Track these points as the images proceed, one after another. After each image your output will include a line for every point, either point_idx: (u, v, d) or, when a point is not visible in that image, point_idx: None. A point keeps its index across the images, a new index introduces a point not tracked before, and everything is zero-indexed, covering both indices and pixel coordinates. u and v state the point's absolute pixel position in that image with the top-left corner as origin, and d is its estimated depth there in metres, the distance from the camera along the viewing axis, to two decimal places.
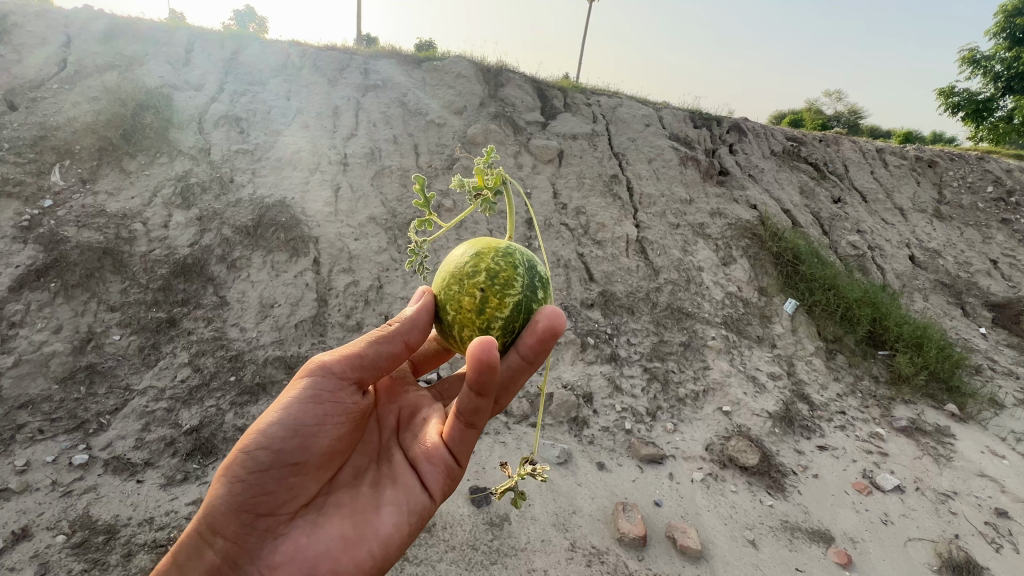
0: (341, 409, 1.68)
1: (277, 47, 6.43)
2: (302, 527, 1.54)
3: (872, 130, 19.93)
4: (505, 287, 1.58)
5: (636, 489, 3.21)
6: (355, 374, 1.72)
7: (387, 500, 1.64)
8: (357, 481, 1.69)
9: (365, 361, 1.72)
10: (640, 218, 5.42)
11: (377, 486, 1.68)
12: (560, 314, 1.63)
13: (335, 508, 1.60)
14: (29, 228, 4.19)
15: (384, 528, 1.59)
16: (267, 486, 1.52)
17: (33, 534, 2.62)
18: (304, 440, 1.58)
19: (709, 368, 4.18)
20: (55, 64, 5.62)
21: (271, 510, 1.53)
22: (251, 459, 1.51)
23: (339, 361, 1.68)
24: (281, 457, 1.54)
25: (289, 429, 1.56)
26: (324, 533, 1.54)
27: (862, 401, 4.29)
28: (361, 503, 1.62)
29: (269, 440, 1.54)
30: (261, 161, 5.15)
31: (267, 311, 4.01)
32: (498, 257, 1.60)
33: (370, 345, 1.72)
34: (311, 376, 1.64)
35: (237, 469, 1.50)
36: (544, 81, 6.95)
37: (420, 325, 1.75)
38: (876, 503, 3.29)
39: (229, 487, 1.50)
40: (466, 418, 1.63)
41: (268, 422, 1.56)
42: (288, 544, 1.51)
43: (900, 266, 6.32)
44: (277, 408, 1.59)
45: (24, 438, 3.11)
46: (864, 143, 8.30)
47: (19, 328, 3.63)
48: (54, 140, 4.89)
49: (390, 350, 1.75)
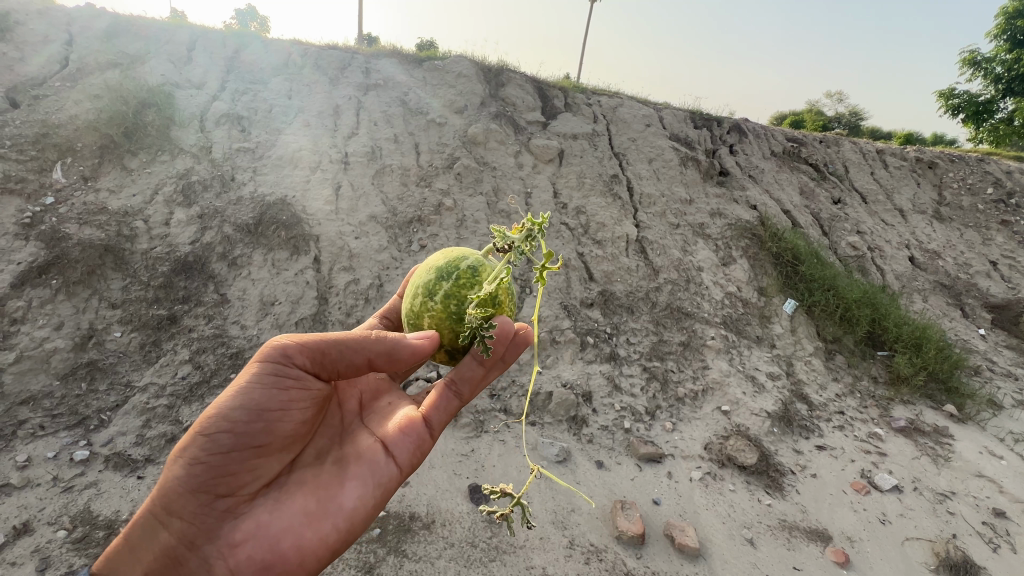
0: (303, 394, 1.68)
1: (279, 46, 6.45)
2: (263, 506, 1.55)
3: (873, 132, 19.98)
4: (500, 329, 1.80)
5: (634, 488, 3.22)
6: (316, 366, 1.69)
7: (351, 476, 1.67)
8: (321, 460, 1.72)
9: (326, 357, 1.66)
10: (639, 218, 5.43)
11: (341, 464, 1.71)
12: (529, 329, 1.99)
13: (298, 485, 1.62)
14: (31, 224, 4.21)
15: (348, 503, 1.63)
16: (229, 467, 1.52)
17: (34, 529, 2.63)
18: (267, 423, 1.58)
19: (709, 367, 4.19)
20: (57, 63, 5.64)
21: (231, 490, 1.53)
22: (212, 442, 1.50)
23: (300, 353, 1.64)
24: (243, 439, 1.54)
25: (251, 413, 1.55)
26: (288, 509, 1.56)
27: (861, 401, 4.31)
28: (325, 480, 1.65)
29: (230, 422, 1.52)
30: (262, 159, 5.17)
31: (267, 309, 4.03)
32: (511, 302, 1.70)
33: (335, 343, 1.65)
34: (271, 362, 1.60)
35: (195, 451, 1.48)
36: (544, 81, 6.97)
37: (394, 352, 1.65)
38: (874, 503, 3.31)
39: (188, 468, 1.48)
40: (458, 387, 1.82)
41: (227, 405, 1.53)
42: (250, 522, 1.52)
43: (900, 267, 6.33)
44: (234, 389, 1.55)
45: (24, 434, 3.12)
46: (865, 144, 8.29)
47: (21, 324, 3.64)
48: (56, 137, 4.90)
49: (355, 358, 1.68)
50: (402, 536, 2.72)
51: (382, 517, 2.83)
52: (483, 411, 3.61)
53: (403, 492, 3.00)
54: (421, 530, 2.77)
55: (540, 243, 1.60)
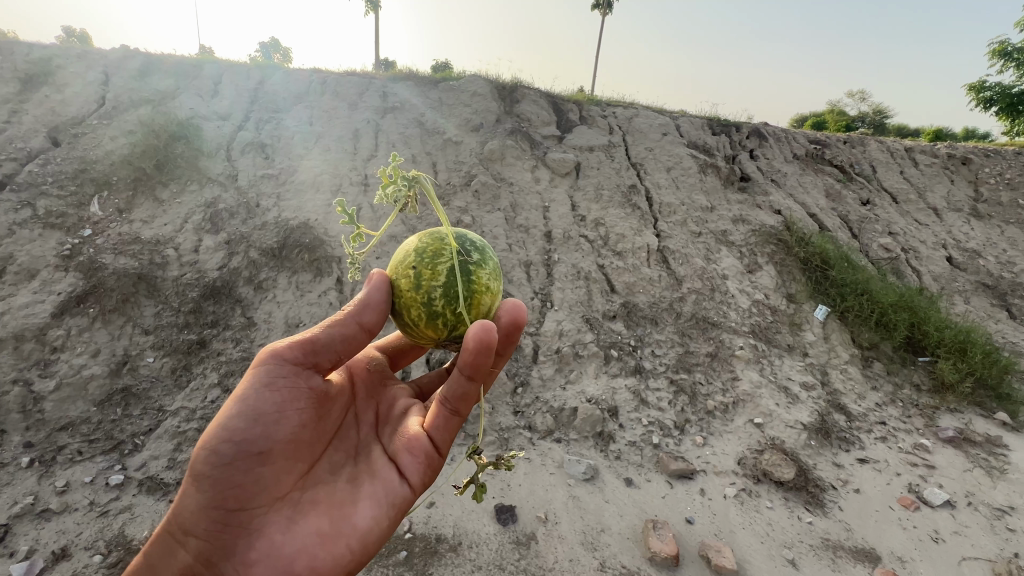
0: (304, 397, 1.65)
1: (299, 75, 6.67)
2: (276, 525, 1.53)
3: (899, 131, 19.50)
4: (440, 254, 1.54)
5: (666, 506, 3.10)
6: (311, 359, 1.68)
7: (364, 495, 1.66)
8: (334, 476, 1.69)
9: (317, 347, 1.68)
10: (660, 228, 5.37)
11: (355, 482, 1.69)
12: (519, 304, 1.75)
13: (311, 504, 1.59)
14: (70, 256, 4.41)
15: (362, 522, 1.62)
16: (236, 481, 1.51)
17: (72, 554, 2.68)
18: (270, 431, 1.55)
19: (739, 379, 4.06)
20: (94, 101, 5.95)
21: (241, 505, 1.51)
22: (215, 454, 1.49)
23: (291, 346, 1.64)
24: (246, 450, 1.52)
25: (251, 419, 1.54)
26: (301, 529, 1.53)
27: (903, 410, 4.11)
28: (338, 498, 1.63)
29: (230, 432, 1.51)
30: (285, 185, 5.31)
31: (293, 331, 4.09)
32: (426, 237, 1.61)
33: (323, 331, 1.68)
34: (262, 362, 1.60)
35: (201, 465, 1.49)
36: (558, 96, 7.03)
37: (375, 305, 1.68)
38: (924, 520, 3.10)
39: (198, 484, 1.49)
40: (452, 404, 1.74)
41: (227, 414, 1.52)
42: (264, 540, 1.50)
43: (937, 268, 6.07)
44: (234, 400, 1.54)
45: (64, 460, 3.22)
46: (892, 143, 8.05)
47: (60, 352, 3.78)
48: (93, 172, 5.16)
49: (343, 333, 1.70)
50: (428, 559, 2.68)
51: (407, 539, 2.80)
52: (508, 429, 3.57)
53: (429, 513, 2.96)
54: (449, 552, 2.72)
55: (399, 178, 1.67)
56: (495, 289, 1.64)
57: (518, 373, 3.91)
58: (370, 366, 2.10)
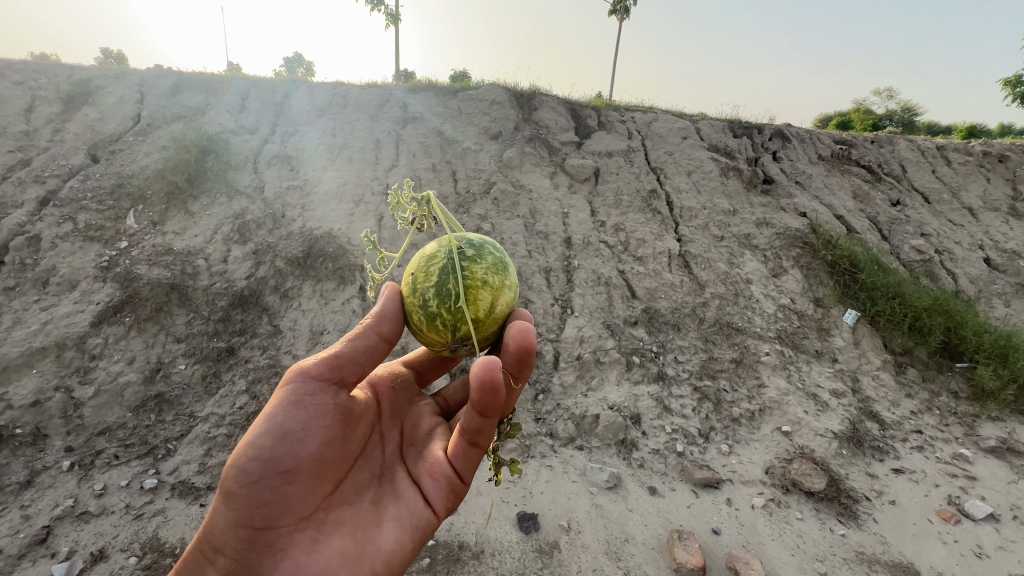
0: (330, 416, 1.68)
1: (323, 88, 6.85)
2: (300, 545, 1.55)
3: (930, 129, 18.90)
4: (434, 257, 1.60)
5: (691, 516, 3.04)
6: (334, 375, 1.73)
7: (388, 518, 1.68)
8: (358, 497, 1.71)
9: (341, 362, 1.74)
10: (681, 232, 5.31)
11: (379, 504, 1.71)
12: (528, 327, 1.59)
13: (336, 525, 1.61)
14: (108, 267, 4.60)
15: (385, 545, 1.64)
16: (263, 500, 1.53)
17: (109, 555, 2.78)
18: (296, 449, 1.59)
19: (765, 386, 3.96)
20: (130, 119, 6.22)
21: (268, 524, 1.53)
22: (245, 472, 1.53)
23: (316, 363, 1.70)
24: (274, 468, 1.55)
25: (279, 437, 1.58)
26: (325, 550, 1.55)
27: (940, 419, 3.96)
28: (362, 520, 1.65)
29: (259, 450, 1.55)
30: (309, 195, 5.44)
31: (317, 338, 4.17)
32: (427, 245, 1.67)
33: (345, 345, 1.75)
34: (291, 380, 1.65)
35: (231, 483, 1.52)
36: (576, 102, 7.04)
37: (390, 315, 1.77)
38: (966, 534, 2.97)
39: (228, 503, 1.52)
40: (470, 437, 1.66)
41: (256, 431, 1.57)
42: (289, 561, 1.52)
43: (974, 270, 5.84)
44: (263, 418, 1.59)
45: (102, 463, 3.34)
46: (923, 141, 7.80)
47: (99, 360, 3.93)
48: (129, 187, 5.38)
49: (364, 345, 1.76)
50: (451, 567, 2.68)
51: (430, 546, 2.80)
52: (529, 436, 3.56)
53: (452, 521, 2.97)
54: (471, 560, 2.72)
55: (404, 199, 1.69)
56: (496, 282, 1.58)
57: (539, 381, 3.91)
58: (396, 384, 2.13)
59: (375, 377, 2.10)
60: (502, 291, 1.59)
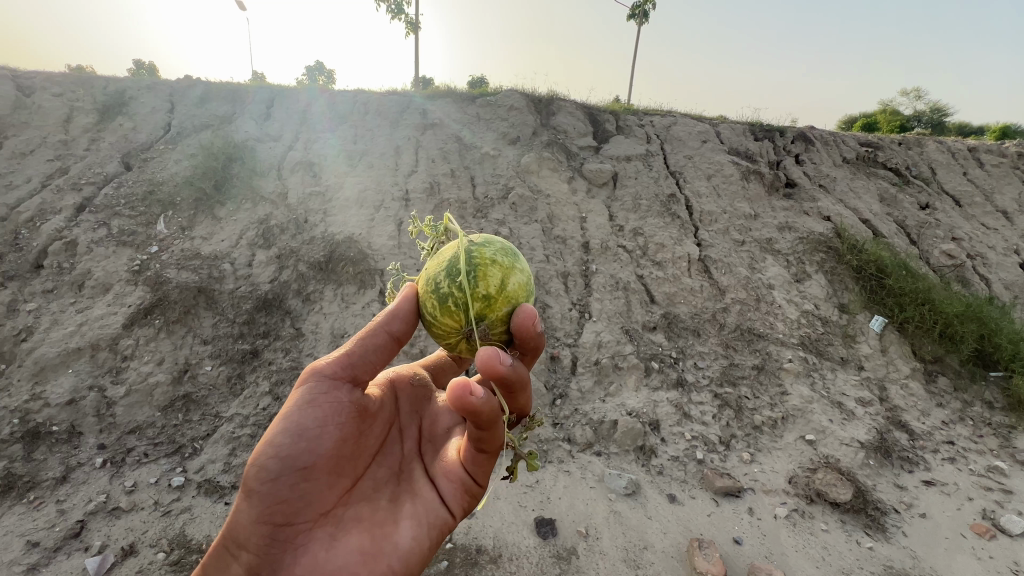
0: (345, 413, 1.70)
1: (345, 96, 7.00)
2: (319, 542, 1.58)
3: (961, 130, 18.34)
4: (445, 251, 1.69)
5: (712, 525, 2.99)
6: (347, 373, 1.75)
7: (406, 516, 1.71)
8: (376, 495, 1.74)
9: (353, 360, 1.76)
10: (701, 237, 5.25)
11: (396, 501, 1.75)
12: (495, 353, 1.46)
13: (354, 521, 1.64)
14: (140, 271, 4.76)
15: (403, 542, 1.66)
16: (281, 497, 1.57)
17: (138, 550, 2.86)
18: (312, 446, 1.62)
19: (788, 394, 3.88)
20: (161, 129, 6.45)
21: (288, 520, 1.57)
22: (264, 470, 1.56)
23: (330, 362, 1.72)
24: (292, 465, 1.58)
25: (295, 435, 1.60)
26: (343, 546, 1.58)
27: (973, 430, 3.82)
28: (379, 517, 1.68)
29: (276, 447, 1.58)
30: (331, 201, 5.55)
31: (338, 341, 4.24)
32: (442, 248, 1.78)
33: (357, 344, 1.78)
34: (306, 379, 1.68)
35: (251, 481, 1.55)
36: (595, 107, 7.05)
37: (403, 314, 1.80)
38: (1002, 550, 2.85)
39: (248, 500, 1.55)
40: (477, 444, 1.67)
41: (274, 430, 1.60)
42: (309, 556, 1.55)
43: (1009, 275, 5.64)
44: (281, 418, 1.62)
45: (132, 461, 3.45)
46: (953, 142, 7.57)
47: (130, 360, 4.06)
48: (160, 193, 5.57)
49: (375, 343, 1.79)
50: (468, 570, 2.69)
51: (448, 548, 2.81)
52: (547, 441, 3.56)
53: (469, 524, 2.97)
54: (489, 564, 2.72)
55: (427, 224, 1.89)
56: (505, 262, 1.61)
57: (556, 386, 3.91)
58: (414, 382, 2.16)
59: (394, 374, 2.12)
60: (509, 269, 1.60)
